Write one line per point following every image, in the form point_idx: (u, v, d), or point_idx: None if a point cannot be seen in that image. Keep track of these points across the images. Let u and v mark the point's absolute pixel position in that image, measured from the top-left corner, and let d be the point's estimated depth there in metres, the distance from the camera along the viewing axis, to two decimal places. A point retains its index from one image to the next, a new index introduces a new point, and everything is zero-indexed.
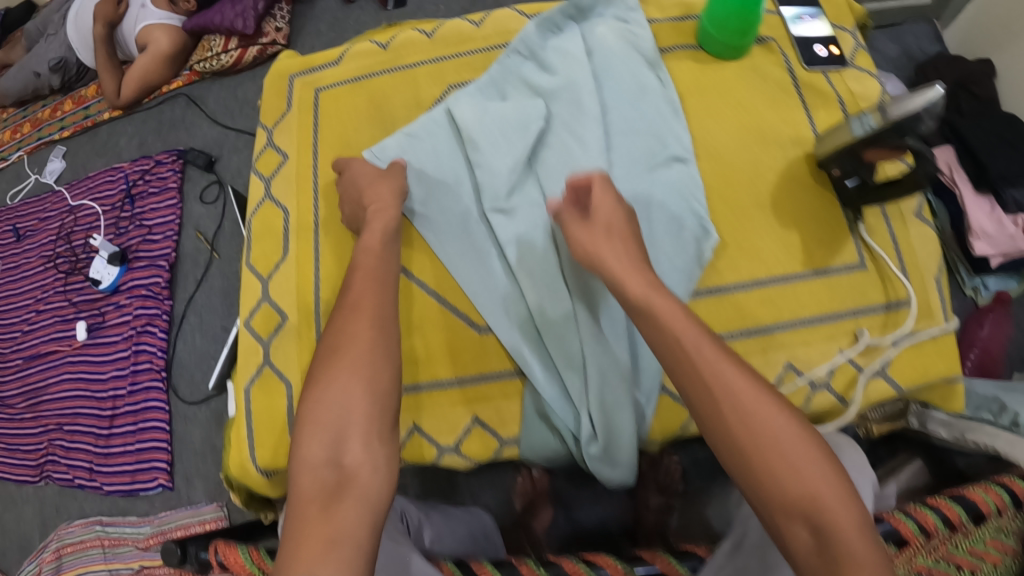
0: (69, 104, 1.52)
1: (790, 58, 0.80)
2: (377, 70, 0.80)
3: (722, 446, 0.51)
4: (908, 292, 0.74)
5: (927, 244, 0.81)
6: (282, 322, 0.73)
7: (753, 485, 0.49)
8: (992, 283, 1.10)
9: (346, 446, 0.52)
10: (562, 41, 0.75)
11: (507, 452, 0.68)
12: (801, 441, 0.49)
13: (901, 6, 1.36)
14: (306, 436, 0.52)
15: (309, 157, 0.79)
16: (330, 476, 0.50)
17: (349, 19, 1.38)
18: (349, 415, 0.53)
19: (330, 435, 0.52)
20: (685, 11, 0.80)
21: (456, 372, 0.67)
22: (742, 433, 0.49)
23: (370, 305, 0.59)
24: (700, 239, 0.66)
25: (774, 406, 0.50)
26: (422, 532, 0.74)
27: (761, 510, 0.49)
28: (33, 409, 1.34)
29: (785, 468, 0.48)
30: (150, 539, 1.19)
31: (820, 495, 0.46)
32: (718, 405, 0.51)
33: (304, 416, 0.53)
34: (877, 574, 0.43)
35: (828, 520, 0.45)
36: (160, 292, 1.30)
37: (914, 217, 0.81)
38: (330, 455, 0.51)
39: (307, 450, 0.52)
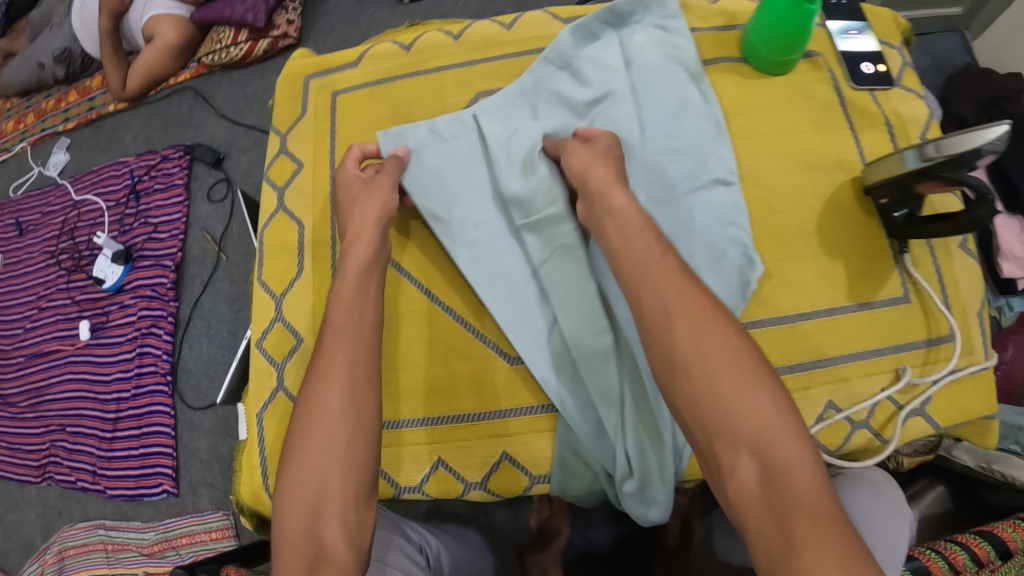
0: (73, 95, 1.48)
1: (837, 75, 0.81)
2: (397, 74, 0.76)
3: (669, 375, 0.50)
4: (951, 326, 0.74)
5: (972, 277, 0.78)
6: (297, 344, 0.70)
7: (697, 412, 0.47)
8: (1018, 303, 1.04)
9: (325, 522, 0.49)
10: (599, 53, 0.71)
11: (537, 489, 0.65)
12: (750, 373, 0.47)
13: (932, 15, 1.32)
14: (283, 511, 0.50)
15: (326, 167, 0.75)
16: (309, 549, 0.48)
17: (364, 14, 1.33)
18: (328, 487, 0.51)
19: (308, 508, 0.50)
20: (729, 21, 0.80)
21: (481, 406, 0.65)
22: (690, 358, 0.48)
23: (341, 361, 0.56)
24: (745, 270, 0.66)
25: (725, 337, 0.49)
26: (441, 561, 0.68)
27: (704, 442, 0.47)
28: (34, 409, 1.31)
29: (729, 394, 0.46)
30: (155, 546, 1.16)
31: (770, 429, 0.44)
32: (667, 328, 0.50)
33: (283, 490, 0.51)
34: (816, 509, 0.40)
35: (775, 455, 0.43)
36: (166, 293, 1.27)
37: (959, 248, 0.78)
38: (308, 528, 0.49)
39: (286, 525, 0.50)
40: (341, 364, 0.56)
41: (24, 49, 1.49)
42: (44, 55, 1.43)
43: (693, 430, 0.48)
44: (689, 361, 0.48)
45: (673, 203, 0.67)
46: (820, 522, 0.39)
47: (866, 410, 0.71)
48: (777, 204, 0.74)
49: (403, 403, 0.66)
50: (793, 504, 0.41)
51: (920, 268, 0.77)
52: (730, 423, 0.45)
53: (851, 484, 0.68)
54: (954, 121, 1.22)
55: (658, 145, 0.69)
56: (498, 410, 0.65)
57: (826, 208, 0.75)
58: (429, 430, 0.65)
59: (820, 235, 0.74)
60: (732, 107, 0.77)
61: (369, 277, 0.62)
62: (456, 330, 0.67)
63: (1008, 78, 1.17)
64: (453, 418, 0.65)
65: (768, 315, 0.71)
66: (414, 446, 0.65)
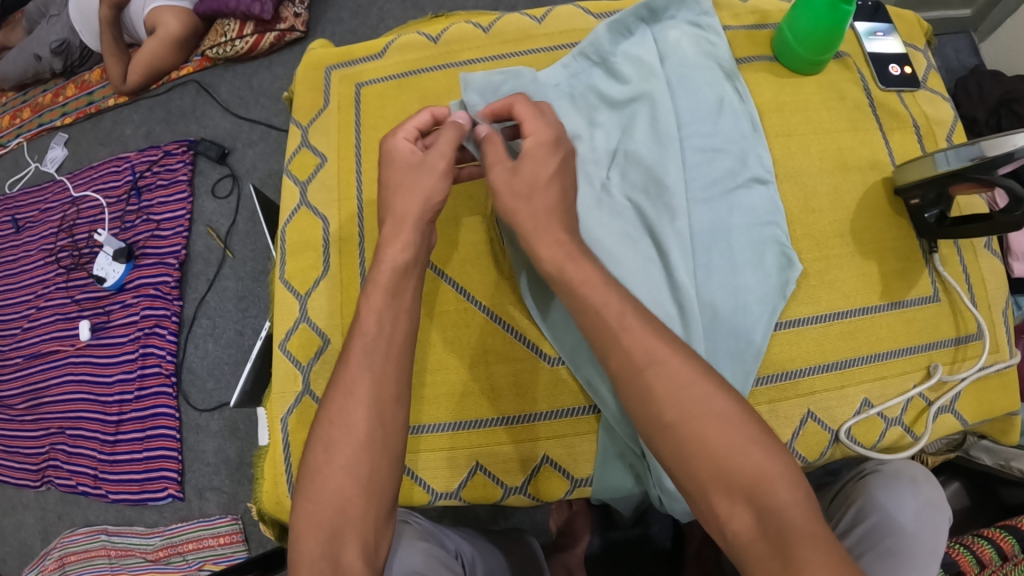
0: (72, 89, 1.44)
1: (865, 76, 0.80)
2: (426, 66, 0.74)
3: (648, 425, 0.47)
4: (979, 325, 0.74)
5: (999, 277, 0.77)
6: (324, 345, 0.68)
7: (681, 462, 0.45)
8: None
9: (344, 545, 0.49)
10: (637, 47, 0.70)
11: (579, 492, 0.64)
12: (735, 420, 0.45)
13: (942, 17, 1.32)
14: (303, 533, 0.49)
15: (351, 161, 0.73)
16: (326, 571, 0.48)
17: (373, 6, 1.31)
18: (349, 510, 0.50)
19: (326, 531, 0.49)
20: (760, 19, 0.79)
21: (520, 409, 0.64)
22: (668, 407, 0.46)
23: (364, 377, 0.53)
24: (784, 269, 0.65)
25: (711, 391, 0.46)
26: (476, 568, 0.67)
27: (692, 489, 0.45)
28: (33, 411, 1.27)
29: (720, 444, 0.44)
30: (160, 551, 1.13)
31: (764, 475, 0.43)
32: (642, 373, 0.47)
33: (301, 512, 0.51)
34: (826, 546, 0.40)
35: (769, 500, 0.42)
36: (170, 291, 1.24)
37: (986, 247, 0.78)
38: (326, 549, 0.48)
39: (306, 548, 0.49)
40: (368, 377, 0.53)
41: (19, 41, 1.45)
42: (41, 47, 1.39)
43: (678, 479, 0.45)
44: (676, 413, 0.45)
45: (712, 202, 0.66)
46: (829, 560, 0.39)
47: (900, 407, 0.70)
48: (814, 203, 0.73)
49: (427, 408, 0.64)
50: (793, 545, 0.40)
51: (948, 268, 0.76)
52: (721, 471, 0.43)
53: (889, 480, 0.66)
54: (964, 122, 1.22)
55: (695, 143, 0.68)
56: (535, 414, 0.63)
57: (859, 208, 0.74)
58: (465, 434, 0.64)
59: (854, 234, 0.73)
60: (766, 105, 0.76)
61: (403, 283, 0.58)
62: (493, 330, 0.65)
63: (1019, 80, 1.18)
64: (492, 420, 0.64)
65: (806, 313, 0.70)
66: (452, 448, 0.63)
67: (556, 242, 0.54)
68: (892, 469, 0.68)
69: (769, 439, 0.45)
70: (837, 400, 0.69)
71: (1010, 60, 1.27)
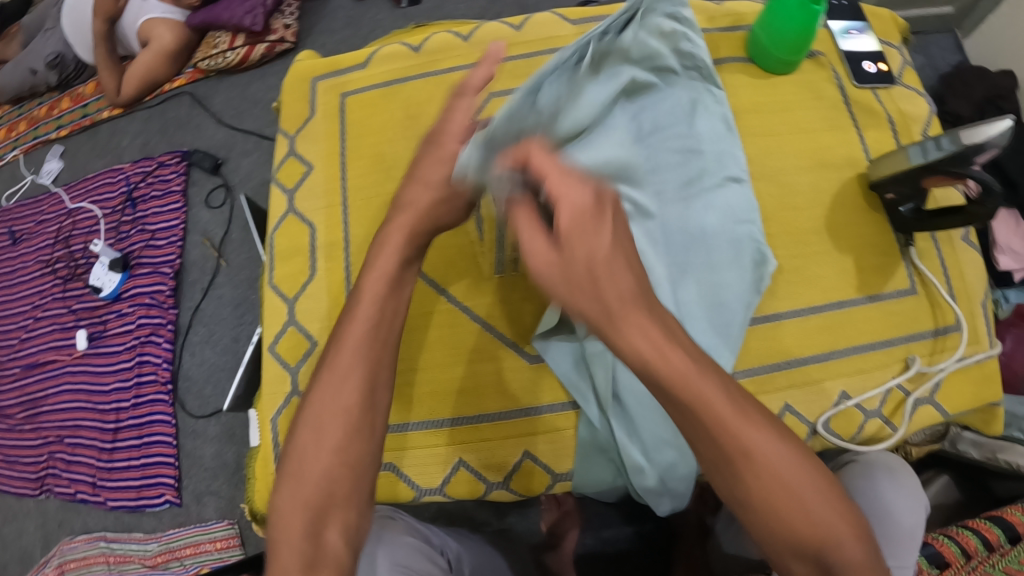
0: (67, 102, 1.46)
1: (840, 74, 0.82)
2: (410, 74, 0.76)
3: (721, 485, 0.44)
4: (957, 317, 0.75)
5: (977, 269, 0.79)
6: (312, 348, 0.70)
7: (754, 522, 0.43)
8: (1014, 296, 1.05)
9: (328, 527, 0.50)
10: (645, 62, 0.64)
11: (560, 487, 0.66)
12: (807, 477, 0.43)
13: (925, 15, 1.33)
14: (287, 511, 0.50)
15: (338, 169, 0.75)
16: (307, 551, 0.49)
17: (364, 17, 1.33)
18: (336, 493, 0.51)
19: (312, 512, 0.50)
20: (735, 22, 0.81)
21: (504, 405, 0.65)
22: (743, 472, 0.42)
23: (358, 362, 0.55)
24: (760, 266, 0.67)
25: (778, 447, 0.43)
26: (462, 565, 0.68)
27: (765, 545, 0.44)
28: (32, 421, 1.29)
29: (794, 505, 0.42)
30: (158, 557, 1.14)
31: (831, 535, 0.42)
32: (715, 441, 0.42)
33: (286, 491, 0.51)
34: None
35: (841, 558, 0.42)
36: (165, 300, 1.25)
37: (962, 241, 0.79)
38: (309, 530, 0.49)
39: (286, 531, 0.50)
40: (362, 363, 0.55)
41: (15, 56, 1.48)
42: (36, 61, 1.41)
43: (751, 533, 0.44)
44: (753, 479, 0.42)
45: (689, 201, 0.68)
46: None
47: (878, 398, 0.72)
48: (790, 201, 0.75)
49: (405, 407, 0.65)
50: None
51: (926, 261, 0.78)
52: (794, 531, 0.42)
53: (870, 471, 0.68)
54: (949, 118, 1.24)
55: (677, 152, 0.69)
56: (517, 411, 0.65)
57: (835, 204, 0.76)
58: (450, 432, 0.65)
59: (831, 230, 0.75)
60: (743, 105, 0.77)
61: (403, 281, 0.59)
62: (475, 330, 0.67)
63: (1002, 77, 1.20)
64: (475, 418, 0.65)
65: (783, 308, 0.71)
66: (435, 446, 0.65)
67: (642, 328, 0.42)
68: (869, 459, 0.69)
69: (833, 489, 0.44)
70: (815, 393, 0.70)
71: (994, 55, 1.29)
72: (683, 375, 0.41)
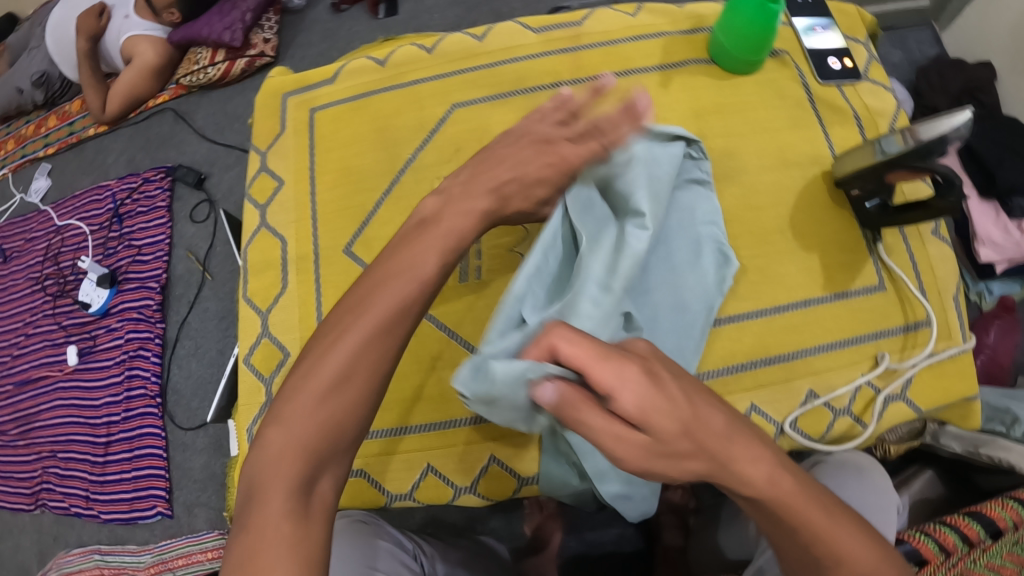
0: (54, 121, 1.48)
1: (804, 72, 0.83)
2: (376, 88, 0.77)
3: None
4: (928, 312, 0.75)
5: (948, 262, 0.79)
6: (285, 359, 0.71)
7: None
8: (997, 287, 1.03)
9: (326, 476, 0.49)
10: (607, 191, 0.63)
11: (527, 490, 0.68)
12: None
13: (900, 10, 1.33)
14: (291, 447, 0.48)
15: (307, 183, 0.76)
16: (303, 491, 0.47)
17: (341, 29, 1.35)
18: (341, 442, 0.50)
19: (320, 457, 0.49)
20: (697, 24, 0.82)
21: (468, 411, 0.67)
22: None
23: (394, 311, 0.52)
24: (723, 267, 0.68)
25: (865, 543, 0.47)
26: (435, 566, 0.71)
27: None
28: (25, 436, 1.31)
29: None
30: (151, 568, 1.15)
31: None
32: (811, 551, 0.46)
33: (288, 428, 0.49)
34: None
35: None
36: (152, 314, 1.27)
37: (932, 235, 0.79)
38: (309, 474, 0.48)
39: (280, 468, 0.47)
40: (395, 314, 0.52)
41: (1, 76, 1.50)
42: (23, 81, 1.44)
43: None
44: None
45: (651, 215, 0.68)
46: None
47: (847, 395, 0.72)
48: (753, 201, 0.76)
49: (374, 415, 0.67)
50: None
51: (895, 257, 0.78)
52: None
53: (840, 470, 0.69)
54: (926, 111, 1.23)
55: (657, 280, 0.66)
56: (481, 417, 0.66)
57: (799, 202, 0.77)
58: (418, 439, 0.67)
59: (796, 229, 0.76)
60: (706, 107, 0.78)
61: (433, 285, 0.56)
62: (440, 338, 0.68)
63: (981, 67, 1.19)
64: (441, 425, 0.67)
65: (748, 309, 0.72)
66: (404, 452, 0.67)
67: (760, 457, 0.44)
68: (838, 459, 0.70)
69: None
70: (781, 391, 0.71)
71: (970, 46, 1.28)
72: (790, 499, 0.45)
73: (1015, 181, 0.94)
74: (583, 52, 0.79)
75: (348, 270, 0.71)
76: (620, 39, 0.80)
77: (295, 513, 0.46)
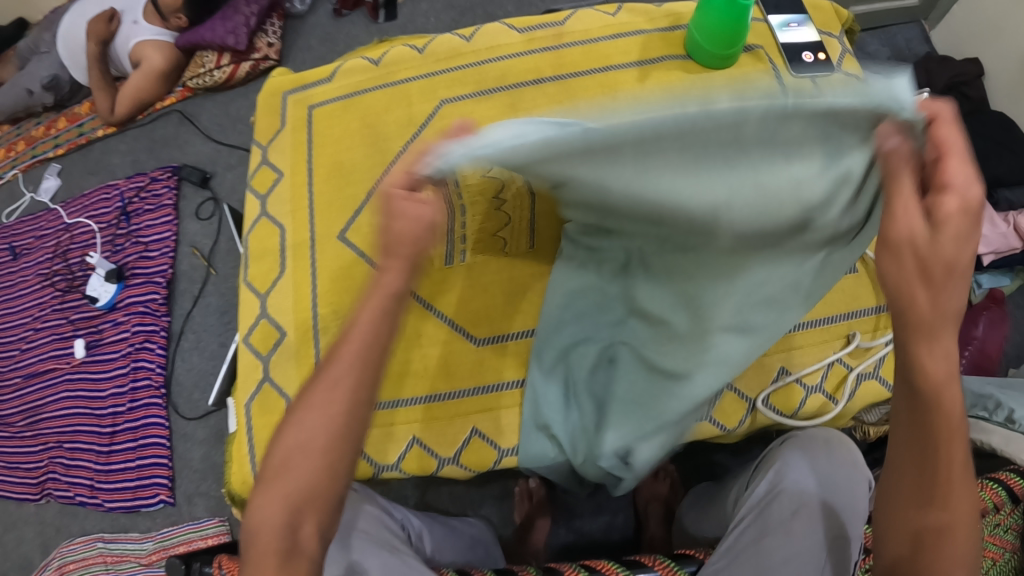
0: (63, 122, 1.53)
1: (779, 67, 0.87)
2: (368, 86, 0.82)
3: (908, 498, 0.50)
4: None
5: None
6: (281, 338, 0.75)
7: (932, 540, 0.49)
8: (986, 281, 1.05)
9: (304, 520, 0.51)
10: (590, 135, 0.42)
11: (506, 461, 0.73)
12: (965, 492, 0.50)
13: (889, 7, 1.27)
14: (266, 497, 0.51)
15: (304, 174, 0.80)
16: (282, 541, 0.49)
17: (340, 33, 1.40)
18: (317, 486, 0.51)
19: (295, 502, 0.51)
20: (674, 22, 0.86)
21: (452, 385, 0.73)
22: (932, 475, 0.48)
23: (355, 344, 0.52)
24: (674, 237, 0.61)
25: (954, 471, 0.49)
26: (423, 540, 0.75)
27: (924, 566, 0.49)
28: (32, 427, 1.34)
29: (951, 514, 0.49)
30: (153, 555, 1.18)
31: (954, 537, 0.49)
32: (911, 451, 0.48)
33: (271, 477, 0.51)
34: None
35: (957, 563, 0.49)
36: (158, 308, 1.30)
37: None
38: (286, 520, 0.50)
39: (265, 514, 0.50)
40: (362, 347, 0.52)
41: (11, 79, 1.54)
42: (32, 83, 1.48)
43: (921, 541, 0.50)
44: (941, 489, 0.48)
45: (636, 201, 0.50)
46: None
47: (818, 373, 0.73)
48: None
49: None
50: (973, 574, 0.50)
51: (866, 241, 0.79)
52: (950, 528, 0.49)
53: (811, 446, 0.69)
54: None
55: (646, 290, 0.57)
56: (463, 391, 0.73)
57: None
58: (405, 412, 0.73)
59: None
60: None
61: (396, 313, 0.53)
62: (428, 317, 0.75)
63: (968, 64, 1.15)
64: (430, 397, 0.73)
65: None
66: (388, 425, 0.72)
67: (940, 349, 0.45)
68: (808, 432, 0.71)
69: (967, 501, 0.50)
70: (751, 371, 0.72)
71: (962, 43, 1.21)
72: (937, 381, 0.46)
73: (999, 173, 0.99)
74: (564, 50, 0.84)
75: (341, 254, 0.76)
76: (600, 37, 0.85)
77: (281, 552, 0.49)
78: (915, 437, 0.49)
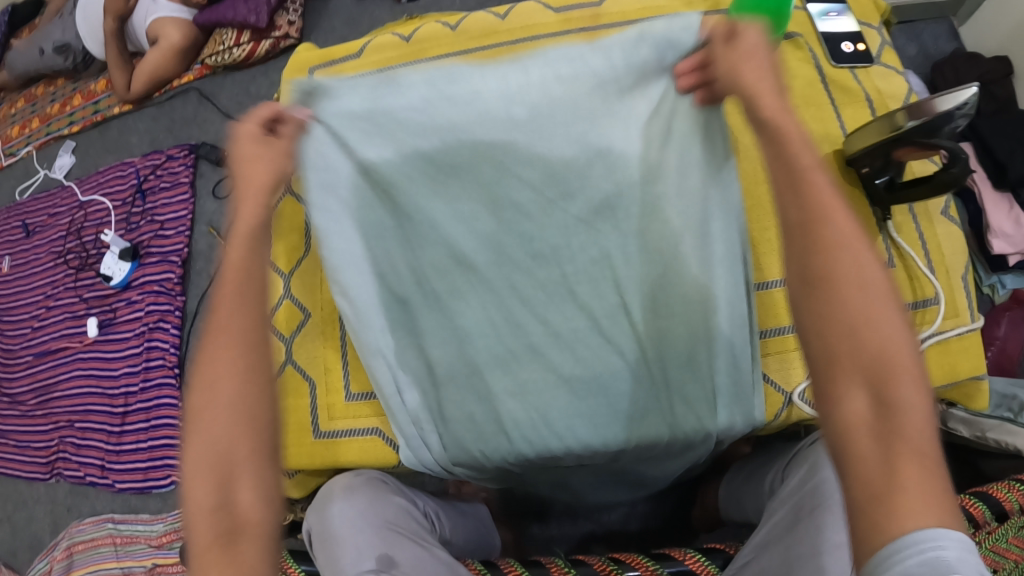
0: (79, 100, 1.52)
1: (818, 56, 0.84)
2: (400, 62, 0.88)
3: (807, 300, 0.44)
4: (936, 290, 0.76)
5: (956, 242, 0.78)
6: (305, 319, 0.84)
7: (842, 330, 0.42)
8: (1010, 281, 1.02)
9: (236, 490, 0.45)
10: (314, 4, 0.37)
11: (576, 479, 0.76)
12: (886, 291, 0.43)
13: (919, 2, 1.16)
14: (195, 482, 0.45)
15: None
16: (220, 522, 0.44)
17: (364, 14, 1.35)
18: (236, 455, 0.46)
19: (215, 480, 0.45)
20: (713, 6, 0.86)
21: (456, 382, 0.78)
22: (834, 251, 0.44)
23: (228, 325, 0.49)
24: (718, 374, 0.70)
25: (867, 256, 0.44)
26: (442, 523, 0.77)
27: (823, 372, 0.43)
28: (43, 406, 1.32)
29: (863, 301, 0.42)
30: (163, 537, 1.16)
31: (878, 311, 0.42)
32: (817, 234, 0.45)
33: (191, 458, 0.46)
34: (909, 379, 0.41)
35: (891, 377, 0.40)
36: (173, 288, 1.27)
37: (940, 215, 0.79)
38: (217, 503, 0.44)
39: (194, 497, 0.45)
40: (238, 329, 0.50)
41: (22, 40, 1.57)
42: (45, 42, 1.50)
43: (820, 336, 0.43)
44: (840, 274, 0.43)
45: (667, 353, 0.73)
46: (914, 404, 0.40)
47: None
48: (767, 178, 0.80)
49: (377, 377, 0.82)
50: (888, 378, 0.40)
51: (904, 235, 0.78)
52: (858, 291, 0.43)
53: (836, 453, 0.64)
54: None
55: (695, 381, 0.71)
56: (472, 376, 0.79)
57: None
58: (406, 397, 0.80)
59: None
60: None
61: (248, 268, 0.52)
62: None
63: (998, 61, 1.08)
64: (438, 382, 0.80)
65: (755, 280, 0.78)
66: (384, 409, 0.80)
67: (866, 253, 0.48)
68: None
69: (893, 294, 0.43)
70: (781, 362, 0.76)
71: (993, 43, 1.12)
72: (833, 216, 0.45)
73: None
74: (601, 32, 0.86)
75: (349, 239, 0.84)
76: (637, 19, 0.86)
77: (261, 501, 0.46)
78: (802, 226, 0.45)
